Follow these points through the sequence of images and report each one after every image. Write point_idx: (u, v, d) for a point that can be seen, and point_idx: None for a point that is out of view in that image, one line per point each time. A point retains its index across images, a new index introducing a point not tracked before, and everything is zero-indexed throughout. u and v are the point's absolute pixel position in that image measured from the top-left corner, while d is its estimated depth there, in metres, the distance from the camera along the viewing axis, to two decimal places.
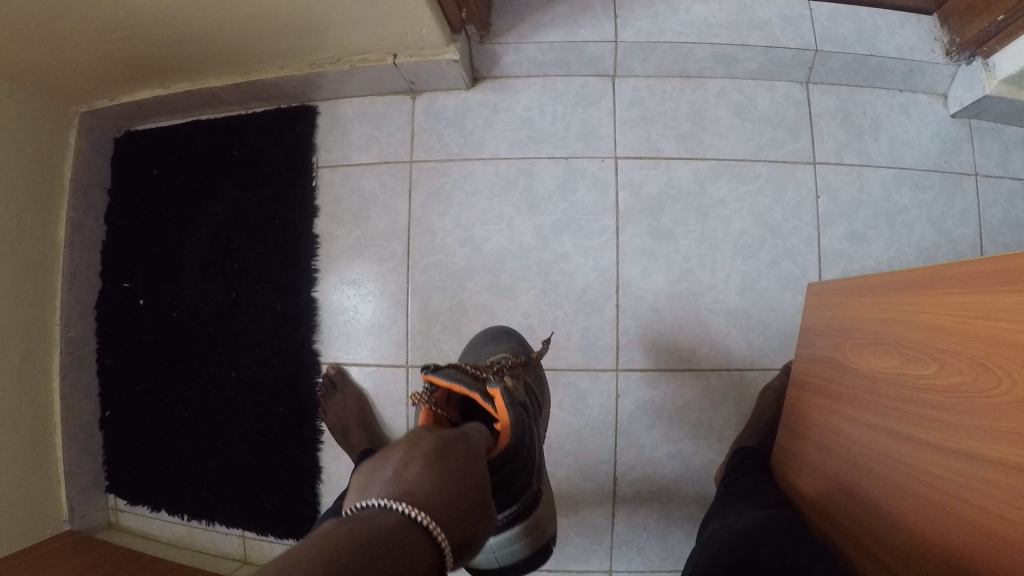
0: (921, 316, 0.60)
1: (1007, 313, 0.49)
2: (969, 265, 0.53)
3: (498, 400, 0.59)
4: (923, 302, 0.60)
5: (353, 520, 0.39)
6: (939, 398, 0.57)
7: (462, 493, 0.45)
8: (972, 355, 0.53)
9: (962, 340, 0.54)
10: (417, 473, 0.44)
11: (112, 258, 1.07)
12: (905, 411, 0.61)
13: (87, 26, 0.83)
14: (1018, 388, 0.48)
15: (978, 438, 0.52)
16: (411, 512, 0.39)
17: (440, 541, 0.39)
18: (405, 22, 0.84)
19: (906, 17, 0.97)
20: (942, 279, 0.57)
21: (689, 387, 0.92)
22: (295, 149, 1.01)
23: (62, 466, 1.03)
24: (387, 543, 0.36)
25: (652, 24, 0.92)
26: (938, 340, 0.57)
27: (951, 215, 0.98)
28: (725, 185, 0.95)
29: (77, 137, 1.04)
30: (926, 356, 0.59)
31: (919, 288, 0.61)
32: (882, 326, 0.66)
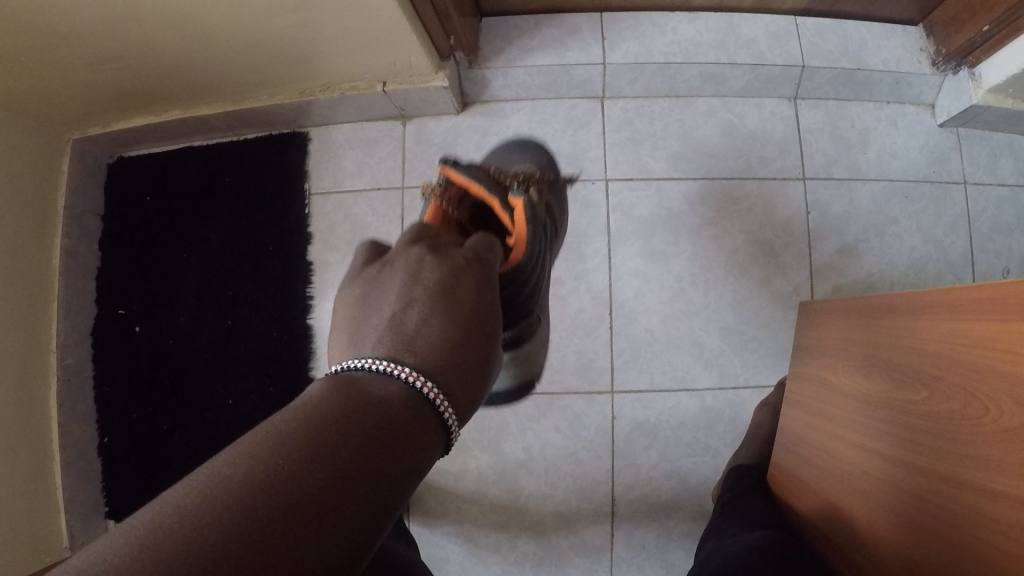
0: (913, 341, 0.61)
1: (998, 341, 0.50)
2: (961, 296, 0.54)
3: (518, 211, 0.61)
4: (915, 328, 0.61)
5: (346, 385, 0.39)
6: (931, 423, 0.57)
7: (461, 345, 0.46)
8: (961, 383, 0.54)
9: (950, 366, 0.55)
10: (415, 325, 0.46)
11: (106, 287, 1.07)
12: (898, 437, 0.62)
13: (76, 57, 0.82)
14: (1006, 417, 0.49)
15: (969, 465, 0.52)
16: (412, 379, 0.40)
17: (440, 409, 0.41)
18: (394, 50, 0.84)
19: (893, 29, 0.97)
20: (934, 308, 0.58)
21: (685, 406, 0.93)
22: (287, 177, 1.01)
23: (61, 493, 1.01)
24: (381, 423, 0.36)
25: (639, 45, 0.93)
26: (928, 367, 0.58)
27: (941, 225, 0.98)
28: (715, 205, 0.95)
29: (70, 166, 1.04)
30: (918, 382, 0.60)
31: (913, 314, 0.61)
32: (874, 349, 0.67)
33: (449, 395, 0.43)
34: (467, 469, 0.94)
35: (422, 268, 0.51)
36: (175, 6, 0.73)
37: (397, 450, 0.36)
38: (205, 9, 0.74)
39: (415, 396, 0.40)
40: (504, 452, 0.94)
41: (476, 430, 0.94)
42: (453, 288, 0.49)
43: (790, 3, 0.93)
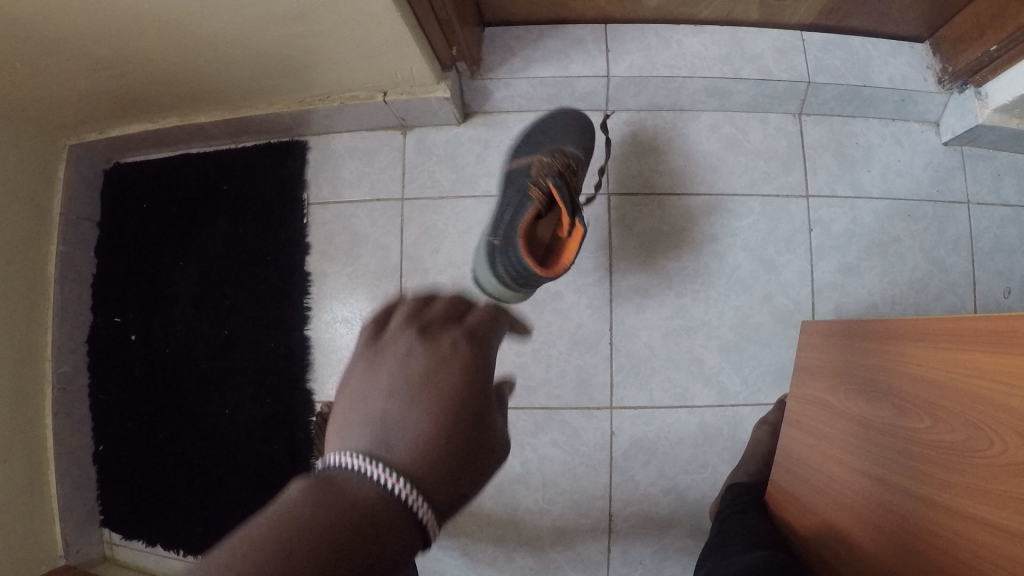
0: (916, 368, 0.60)
1: (1001, 374, 0.49)
2: (966, 326, 0.53)
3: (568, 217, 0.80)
4: (918, 355, 0.60)
5: (320, 484, 0.34)
6: (932, 451, 0.57)
7: (457, 441, 0.39)
8: (965, 414, 0.53)
9: (954, 398, 0.54)
10: (398, 424, 0.39)
11: (103, 293, 1.07)
12: (898, 464, 0.61)
13: (73, 64, 0.81)
14: (1012, 451, 0.48)
15: (973, 498, 0.52)
16: (387, 479, 0.34)
17: (424, 518, 0.34)
18: (396, 62, 0.84)
19: (899, 45, 0.96)
20: (938, 337, 0.57)
21: (684, 423, 0.92)
22: (286, 185, 1.00)
23: (56, 501, 1.01)
24: (356, 524, 0.31)
25: (644, 58, 0.92)
26: (932, 396, 0.57)
27: (943, 244, 0.98)
28: (718, 221, 0.95)
29: (66, 171, 1.03)
30: (920, 410, 0.59)
31: (917, 342, 0.60)
32: (876, 374, 0.67)
33: (446, 498, 0.36)
34: None
35: (409, 358, 0.43)
36: (176, 17, 0.72)
37: (370, 555, 0.31)
38: (206, 21, 0.73)
39: (391, 496, 0.34)
40: (501, 466, 0.93)
41: None
42: (440, 376, 0.42)
43: (797, 18, 0.92)
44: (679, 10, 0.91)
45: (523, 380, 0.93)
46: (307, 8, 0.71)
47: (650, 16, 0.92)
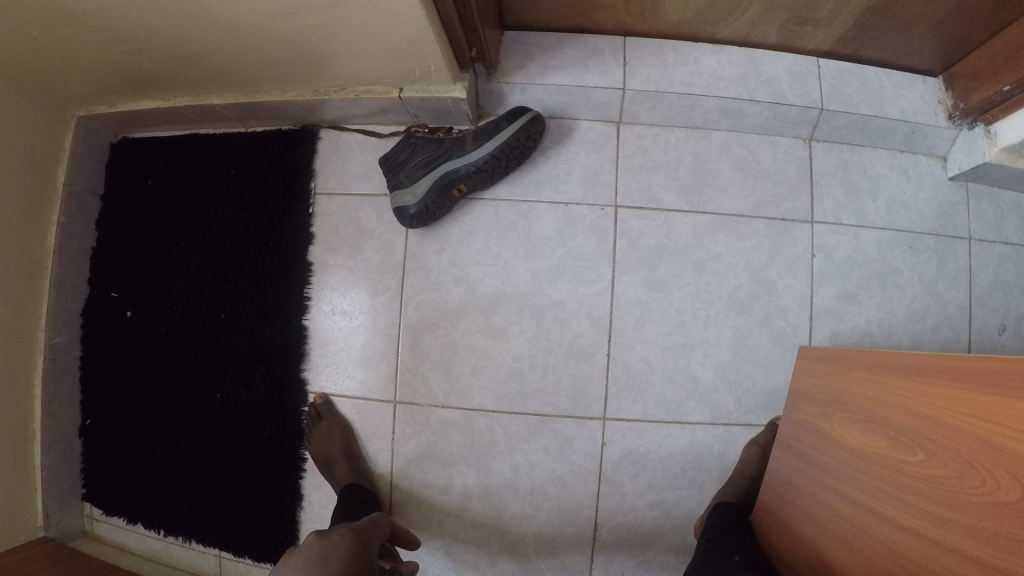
0: (911, 401, 0.61)
1: (1001, 415, 0.49)
2: (965, 363, 0.53)
3: None
4: (915, 390, 0.61)
5: None
6: (924, 485, 0.57)
7: None
8: (958, 451, 0.54)
9: (948, 433, 0.55)
10: None
11: (102, 267, 1.06)
12: (888, 492, 0.62)
13: (86, 36, 0.80)
14: (1003, 490, 0.49)
15: (960, 534, 0.52)
16: None
17: None
18: (415, 59, 0.84)
19: (912, 78, 0.97)
20: (936, 372, 0.57)
21: (675, 438, 0.92)
22: (293, 173, 1.00)
23: (40, 473, 1.01)
24: None
25: (661, 73, 0.92)
26: (926, 430, 0.58)
27: (943, 278, 0.99)
28: (722, 240, 0.95)
29: (72, 143, 1.02)
30: (912, 443, 0.59)
31: (915, 377, 0.61)
32: (871, 404, 0.67)
33: None
34: (452, 485, 0.93)
35: None
36: None
37: None
38: (228, 4, 0.73)
39: None
40: (491, 469, 0.93)
41: (464, 446, 0.93)
42: None
43: (814, 44, 0.93)
44: (699, 28, 0.91)
45: (518, 386, 0.93)
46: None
47: (669, 32, 0.92)
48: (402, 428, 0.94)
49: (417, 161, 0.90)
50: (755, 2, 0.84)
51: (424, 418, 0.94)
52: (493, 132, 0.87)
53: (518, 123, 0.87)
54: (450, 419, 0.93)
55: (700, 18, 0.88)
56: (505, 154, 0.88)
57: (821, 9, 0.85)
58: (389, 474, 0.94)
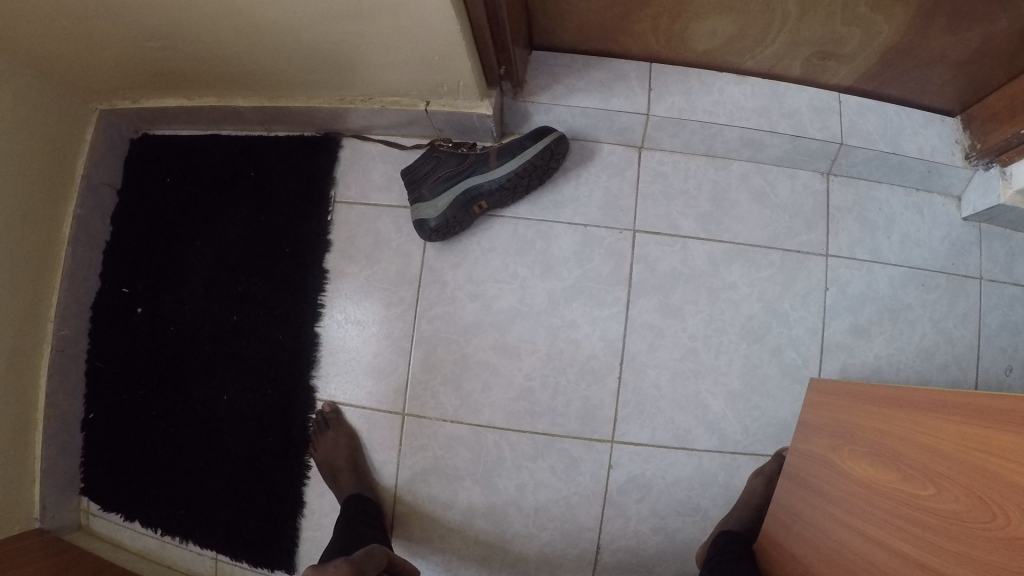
0: (925, 437, 0.61)
1: (1015, 453, 0.50)
2: (983, 402, 0.54)
3: None
4: (930, 427, 0.61)
5: None
6: (932, 519, 0.58)
7: None
8: (971, 486, 0.54)
9: (960, 468, 0.55)
10: None
11: (114, 261, 1.06)
12: (897, 527, 0.62)
13: (117, 30, 0.80)
14: (1014, 527, 0.49)
15: (968, 568, 0.52)
16: None
17: None
18: (444, 73, 0.84)
19: (931, 117, 0.98)
20: (955, 410, 0.58)
21: (682, 465, 0.92)
22: (314, 180, 1.00)
23: (39, 463, 0.99)
24: None
25: (685, 101, 0.92)
26: (938, 465, 0.58)
27: (953, 317, 0.99)
28: (738, 270, 0.96)
29: (93, 136, 1.02)
30: (926, 479, 0.60)
31: (930, 414, 0.61)
32: (884, 440, 0.68)
33: None
34: (456, 500, 0.93)
35: None
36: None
37: None
38: (264, 7, 0.73)
39: None
40: (496, 487, 0.93)
41: (471, 462, 0.93)
42: None
43: (837, 80, 0.94)
44: (724, 58, 0.91)
45: (528, 404, 0.93)
46: (368, 8, 0.71)
47: (695, 60, 0.92)
48: (409, 441, 0.94)
49: (440, 175, 0.91)
50: (783, 34, 0.85)
51: (432, 431, 0.94)
52: (518, 151, 0.88)
53: (543, 144, 0.88)
54: (458, 435, 0.93)
55: (726, 48, 0.89)
56: (528, 174, 0.89)
57: (847, 44, 0.86)
58: (394, 487, 0.93)
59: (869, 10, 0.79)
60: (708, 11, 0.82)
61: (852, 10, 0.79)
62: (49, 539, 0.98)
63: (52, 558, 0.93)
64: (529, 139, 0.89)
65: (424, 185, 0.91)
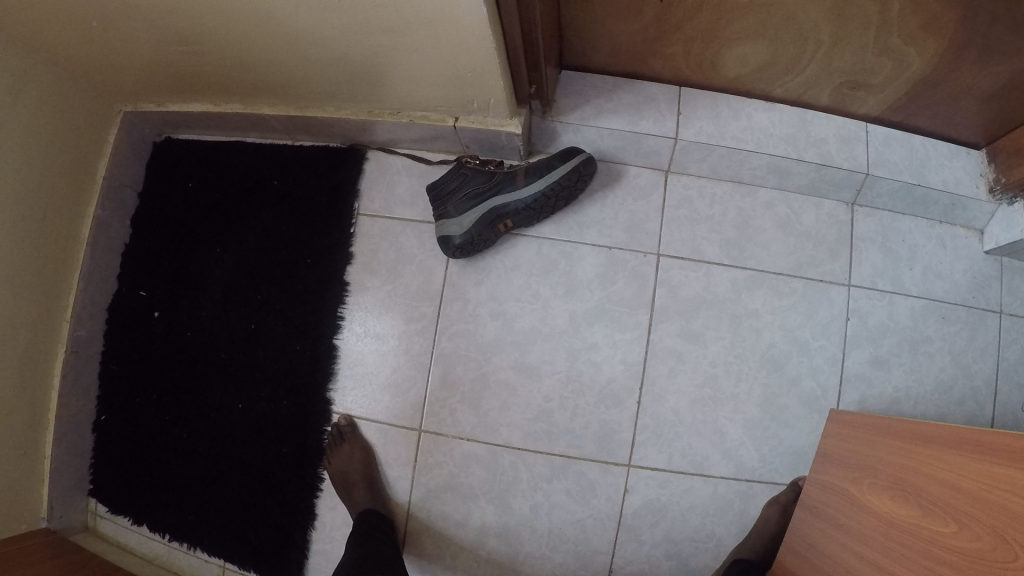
0: (951, 475, 0.61)
1: None
2: (1009, 443, 0.54)
3: None
4: (952, 463, 0.61)
5: None
6: (953, 556, 0.58)
7: None
8: (992, 525, 0.54)
9: (982, 507, 0.56)
10: None
11: (133, 264, 1.05)
12: (915, 562, 0.62)
13: (146, 35, 0.79)
14: None
15: None
16: None
17: None
18: (475, 90, 0.84)
19: (956, 150, 0.97)
20: (979, 449, 0.58)
21: (698, 491, 0.92)
22: (338, 192, 1.00)
23: (48, 463, 0.97)
24: None
25: (713, 126, 0.92)
26: (961, 502, 0.58)
27: (972, 350, 0.98)
28: (760, 297, 0.96)
29: (117, 137, 1.01)
30: (945, 514, 0.60)
31: (955, 451, 0.61)
32: (907, 475, 0.67)
33: None
34: (469, 519, 0.92)
35: None
36: (271, 7, 0.71)
37: None
38: (300, 18, 0.72)
39: None
40: (511, 506, 0.92)
41: (486, 481, 0.92)
42: None
43: (865, 110, 0.93)
44: (754, 85, 0.91)
45: (546, 425, 0.93)
46: (405, 23, 0.70)
47: (724, 86, 0.92)
48: (424, 457, 0.93)
49: (465, 193, 0.91)
50: (814, 63, 0.85)
51: (448, 449, 0.93)
52: (544, 173, 0.88)
53: (569, 167, 0.87)
54: (474, 453, 0.93)
55: (757, 75, 0.89)
56: (554, 195, 0.89)
57: (877, 75, 0.85)
58: (407, 503, 0.93)
59: (901, 42, 0.79)
60: (741, 37, 0.81)
61: (885, 41, 0.79)
62: (54, 540, 0.95)
63: (58, 560, 0.89)
64: (556, 161, 0.89)
65: (450, 204, 0.92)
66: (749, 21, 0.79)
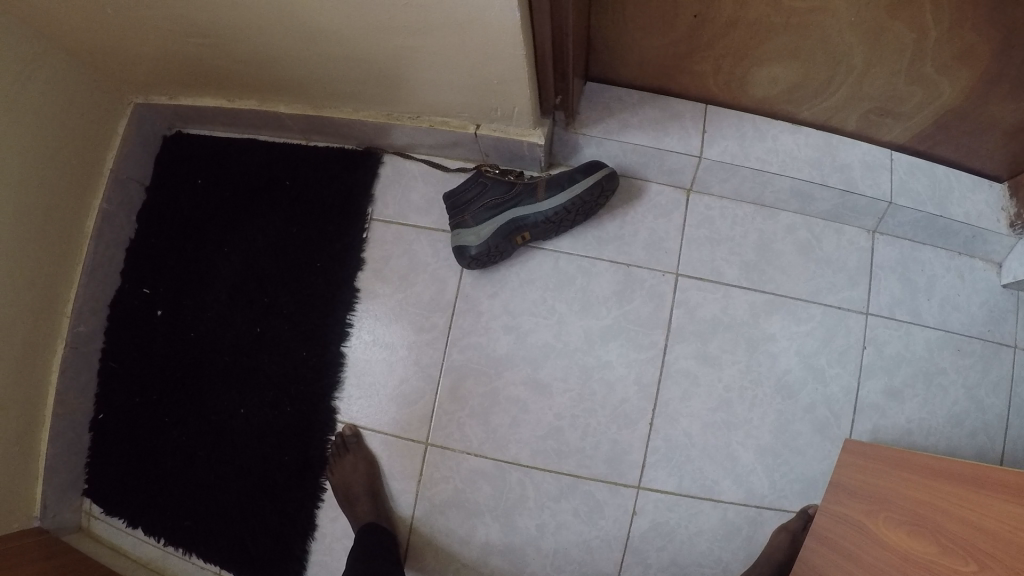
0: (971, 513, 0.60)
1: None
2: None
3: None
4: (973, 502, 0.60)
5: None
6: None
7: None
8: (1014, 565, 0.53)
9: (1004, 546, 0.54)
10: None
11: (137, 260, 1.02)
12: None
13: (162, 25, 0.77)
14: None
15: None
16: None
17: None
18: (498, 99, 0.82)
19: (979, 182, 0.95)
20: (1003, 488, 0.57)
21: (707, 516, 0.90)
22: (351, 195, 0.99)
23: (43, 460, 0.94)
24: None
25: (738, 146, 0.90)
26: (982, 542, 0.57)
27: (986, 384, 0.96)
28: (778, 322, 0.94)
29: (126, 129, 0.99)
30: (964, 553, 0.59)
31: (976, 488, 0.60)
32: (925, 511, 0.66)
33: None
34: (473, 535, 0.90)
35: None
36: (295, 5, 0.68)
37: None
38: (324, 16, 0.69)
39: None
40: (516, 525, 0.90)
41: (492, 498, 0.91)
42: None
43: (890, 137, 0.92)
44: (781, 107, 0.90)
45: (555, 443, 0.91)
46: (434, 28, 0.68)
47: (750, 106, 0.91)
48: (430, 471, 0.92)
49: (484, 203, 0.89)
50: (843, 88, 0.83)
51: (454, 464, 0.91)
52: (567, 185, 0.87)
53: (593, 179, 0.86)
54: (481, 469, 0.91)
55: (784, 97, 0.87)
56: (575, 209, 0.87)
57: (906, 104, 0.84)
58: (411, 518, 0.91)
59: (934, 71, 0.77)
60: (773, 58, 0.80)
61: (918, 69, 0.78)
62: (48, 540, 0.92)
63: (50, 561, 0.87)
64: (579, 173, 0.87)
65: (464, 215, 0.90)
66: (783, 41, 0.77)
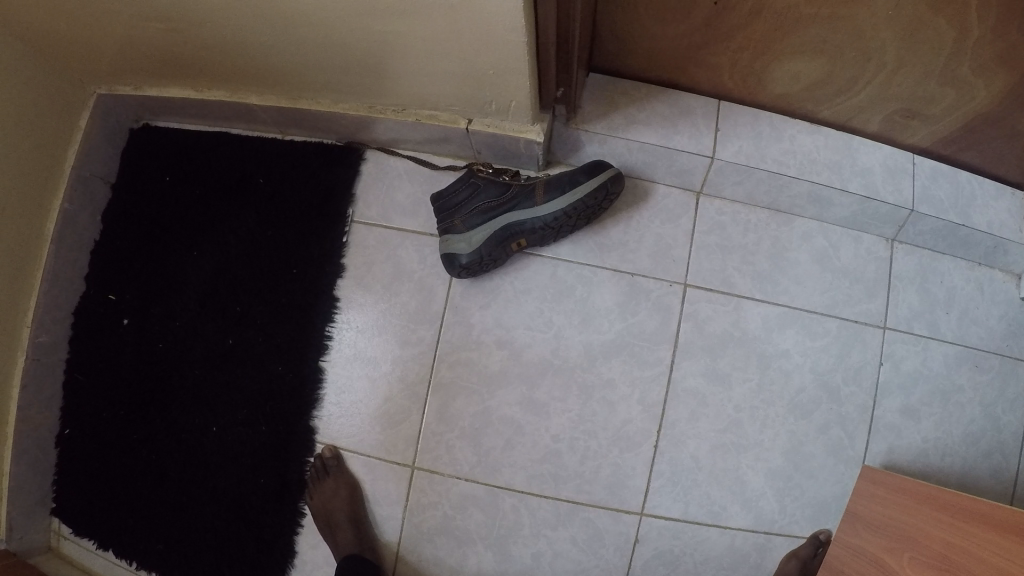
0: (1001, 561, 0.54)
1: None
2: None
3: None
4: (1006, 548, 0.55)
5: None
6: None
7: None
8: None
9: None
10: None
11: (102, 265, 0.94)
12: None
13: (123, 10, 0.69)
14: None
15: None
16: None
17: None
18: (496, 92, 0.75)
19: (1002, 189, 0.90)
20: None
21: (714, 543, 0.84)
22: (331, 195, 0.91)
23: (6, 482, 0.87)
24: None
25: (753, 147, 0.84)
26: None
27: (1003, 402, 0.91)
28: (791, 337, 0.88)
29: (89, 122, 0.90)
30: None
31: (1010, 536, 0.55)
32: (949, 553, 0.61)
33: None
34: (464, 565, 0.84)
35: None
36: None
37: None
38: None
39: None
40: (510, 554, 0.84)
41: (482, 524, 0.84)
42: None
43: (913, 140, 0.86)
44: (800, 104, 0.83)
45: (552, 467, 0.85)
46: (429, 13, 0.61)
47: (766, 103, 0.84)
48: (416, 496, 0.85)
49: (477, 206, 0.82)
50: (869, 87, 0.77)
51: (443, 488, 0.85)
52: (569, 185, 0.80)
53: (597, 181, 0.79)
54: (470, 494, 0.85)
55: (805, 94, 0.81)
56: (576, 213, 0.81)
57: (935, 106, 0.78)
58: (396, 545, 0.84)
59: (971, 73, 0.71)
60: (798, 53, 0.73)
61: (953, 70, 0.71)
62: (14, 563, 0.85)
63: None
64: (580, 173, 0.80)
65: (454, 221, 0.82)
66: (809, 35, 0.70)
